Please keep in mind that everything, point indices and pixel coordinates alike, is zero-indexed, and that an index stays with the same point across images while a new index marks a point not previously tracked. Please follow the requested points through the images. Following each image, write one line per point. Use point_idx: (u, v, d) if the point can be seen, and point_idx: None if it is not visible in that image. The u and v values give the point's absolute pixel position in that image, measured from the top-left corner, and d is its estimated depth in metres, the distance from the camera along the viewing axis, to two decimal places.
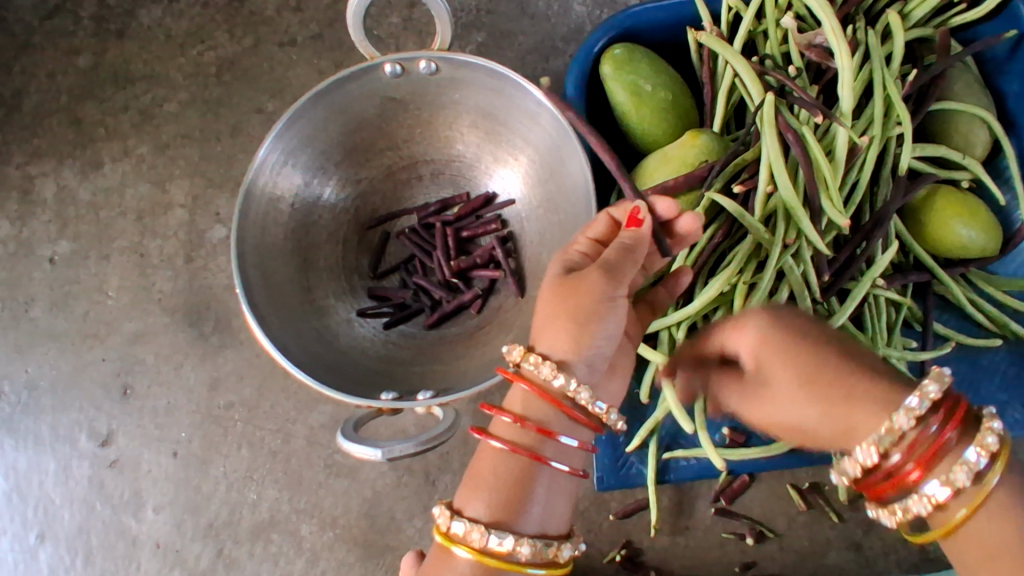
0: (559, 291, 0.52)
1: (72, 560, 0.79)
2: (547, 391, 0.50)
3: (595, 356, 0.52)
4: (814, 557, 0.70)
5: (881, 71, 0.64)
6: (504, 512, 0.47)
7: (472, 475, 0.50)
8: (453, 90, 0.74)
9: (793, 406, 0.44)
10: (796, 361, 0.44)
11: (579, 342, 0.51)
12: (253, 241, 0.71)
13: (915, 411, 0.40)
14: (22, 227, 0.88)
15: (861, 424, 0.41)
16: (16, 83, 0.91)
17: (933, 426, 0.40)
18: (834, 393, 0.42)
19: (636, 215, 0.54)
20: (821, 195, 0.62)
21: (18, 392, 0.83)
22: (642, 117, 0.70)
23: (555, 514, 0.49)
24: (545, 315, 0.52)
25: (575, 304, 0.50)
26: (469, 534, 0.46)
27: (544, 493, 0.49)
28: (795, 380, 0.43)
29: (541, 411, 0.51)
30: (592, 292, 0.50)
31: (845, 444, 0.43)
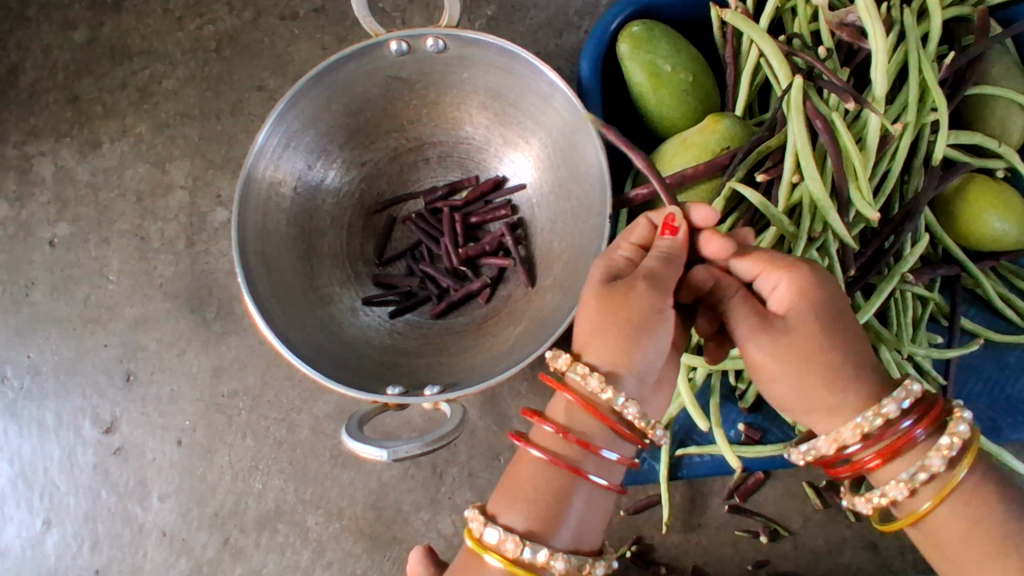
0: (604, 304, 0.47)
1: (79, 547, 0.78)
2: (594, 404, 0.47)
3: (646, 368, 0.48)
4: (828, 556, 0.69)
5: (916, 52, 0.60)
6: (540, 525, 0.45)
7: (508, 481, 0.47)
8: (462, 69, 0.71)
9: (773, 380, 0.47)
10: (797, 358, 0.45)
11: (631, 357, 0.47)
12: (254, 227, 0.68)
13: (883, 412, 0.44)
14: (21, 209, 0.86)
15: (845, 401, 0.45)
16: (11, 59, 0.88)
17: (901, 424, 0.44)
18: (812, 372, 0.45)
19: (672, 222, 0.50)
20: (850, 185, 0.58)
21: (21, 377, 0.82)
22: (660, 99, 0.66)
23: (593, 529, 0.47)
24: (590, 325, 0.48)
25: (624, 317, 0.47)
26: (502, 543, 0.44)
27: (581, 508, 0.46)
28: (788, 365, 0.45)
29: (586, 423, 0.47)
30: (641, 303, 0.46)
31: (823, 420, 0.46)
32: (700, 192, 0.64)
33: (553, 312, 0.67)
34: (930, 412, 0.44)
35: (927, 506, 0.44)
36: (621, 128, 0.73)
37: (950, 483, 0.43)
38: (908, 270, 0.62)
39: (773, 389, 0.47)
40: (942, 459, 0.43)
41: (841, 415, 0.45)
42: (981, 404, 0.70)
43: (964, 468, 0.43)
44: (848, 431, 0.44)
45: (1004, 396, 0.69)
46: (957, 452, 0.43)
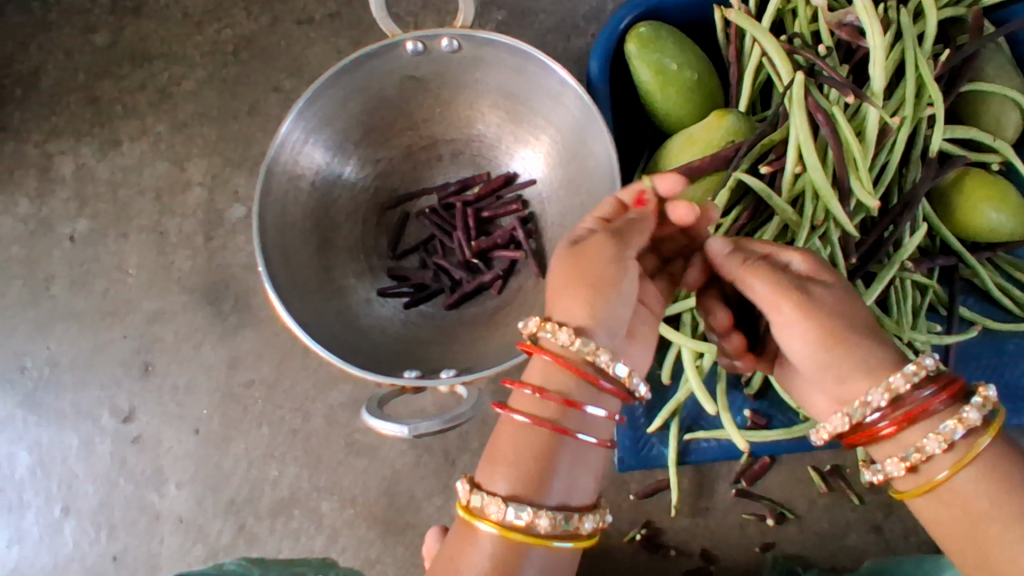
0: (572, 261, 0.50)
1: (95, 535, 0.79)
2: (568, 358, 0.48)
3: (614, 321, 0.49)
4: (835, 539, 0.70)
5: (913, 51, 0.63)
6: (526, 488, 0.46)
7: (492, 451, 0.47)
8: (475, 69, 0.73)
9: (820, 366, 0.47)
10: (830, 337, 0.46)
11: (596, 309, 0.48)
12: (274, 219, 0.71)
13: (909, 378, 0.44)
14: (41, 205, 0.88)
15: (882, 364, 0.46)
16: (32, 61, 0.90)
17: (921, 393, 0.44)
18: (858, 341, 0.46)
19: (641, 196, 0.52)
20: (850, 176, 0.61)
21: (40, 369, 0.84)
22: (667, 97, 0.69)
23: (582, 487, 0.47)
24: (558, 288, 0.50)
25: (588, 277, 0.49)
26: (488, 506, 0.45)
27: (569, 465, 0.47)
28: (829, 334, 0.46)
29: (561, 381, 0.48)
30: (609, 262, 0.49)
31: (851, 371, 0.46)
32: (704, 185, 0.66)
33: None
34: (952, 386, 0.45)
35: (945, 474, 0.44)
36: (629, 127, 0.75)
37: (970, 451, 0.43)
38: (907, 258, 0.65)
39: (804, 345, 0.47)
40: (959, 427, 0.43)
41: (872, 378, 0.46)
42: None
43: (986, 438, 0.43)
44: (878, 396, 0.45)
45: (1002, 381, 0.71)
46: (978, 417, 0.43)
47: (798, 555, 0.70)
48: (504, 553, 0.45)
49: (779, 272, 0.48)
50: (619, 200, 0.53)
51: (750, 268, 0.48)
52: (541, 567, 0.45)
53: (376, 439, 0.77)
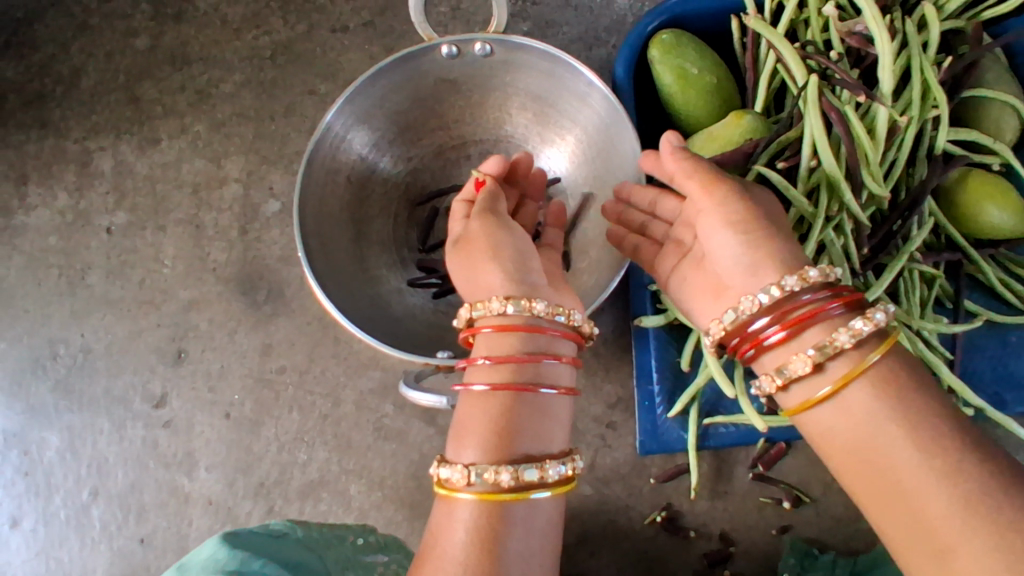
0: (462, 254, 0.58)
1: (124, 517, 0.81)
2: (505, 323, 0.53)
3: (529, 280, 0.55)
4: (849, 522, 0.73)
5: (919, 56, 0.67)
6: (490, 449, 0.49)
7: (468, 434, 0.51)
8: (505, 72, 0.78)
9: (734, 242, 0.55)
10: (747, 216, 0.55)
11: (507, 268, 0.55)
12: (313, 208, 0.74)
13: (803, 281, 0.51)
14: (80, 199, 0.91)
15: (782, 252, 0.54)
16: (76, 63, 0.94)
17: (818, 300, 0.51)
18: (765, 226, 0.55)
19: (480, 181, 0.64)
20: (862, 170, 0.65)
21: (73, 355, 0.86)
22: (689, 98, 0.74)
23: (552, 432, 0.51)
24: (462, 276, 0.58)
25: (471, 251, 0.57)
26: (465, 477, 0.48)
27: (533, 414, 0.50)
28: (742, 211, 0.55)
29: (507, 346, 0.52)
30: (488, 232, 0.57)
31: (757, 258, 0.54)
32: None
33: (590, 288, 0.73)
34: (849, 298, 0.51)
35: (828, 386, 0.50)
36: (650, 129, 0.80)
37: (860, 361, 0.49)
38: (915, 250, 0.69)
39: (721, 230, 0.55)
40: (840, 337, 0.49)
41: (765, 274, 0.53)
42: (985, 380, 0.75)
43: (874, 353, 0.49)
44: (777, 295, 0.51)
45: (1007, 371, 0.75)
46: (868, 322, 0.49)
47: (813, 538, 0.73)
48: (485, 518, 0.47)
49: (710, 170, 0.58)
50: (464, 199, 0.64)
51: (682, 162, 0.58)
52: (525, 518, 0.48)
53: (404, 424, 0.79)
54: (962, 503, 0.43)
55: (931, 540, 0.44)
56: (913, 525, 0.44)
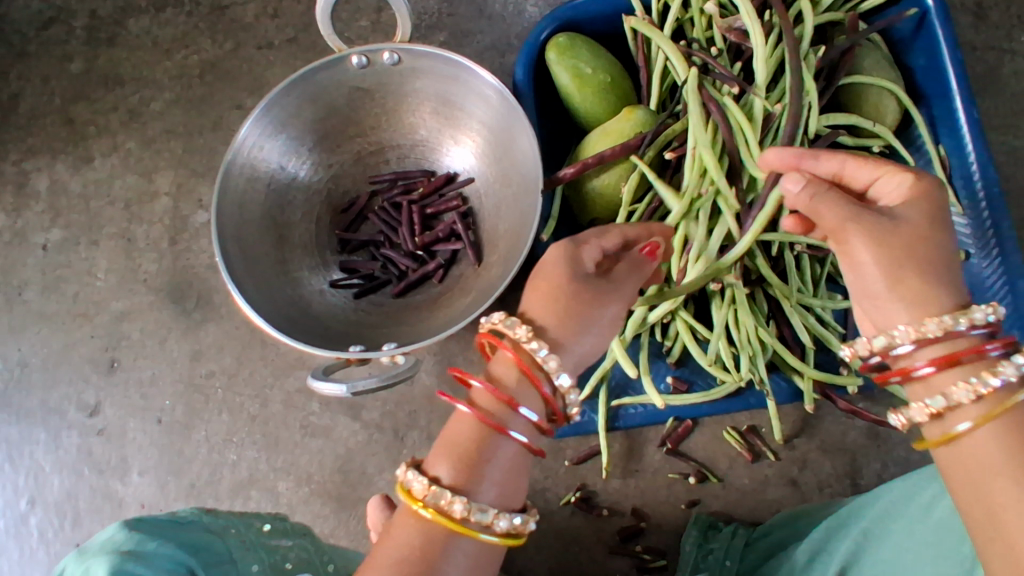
0: (551, 288, 0.51)
1: (61, 523, 0.83)
2: (529, 363, 0.48)
3: (580, 355, 0.52)
4: (755, 493, 0.76)
5: (791, 49, 0.72)
6: (467, 479, 0.45)
7: (445, 438, 0.47)
8: (414, 79, 0.81)
9: (866, 276, 0.46)
10: (874, 254, 0.45)
11: (573, 335, 0.51)
12: (231, 216, 0.78)
13: (945, 323, 0.44)
14: (17, 218, 0.94)
15: (911, 293, 0.45)
16: (12, 88, 0.97)
17: (966, 337, 0.44)
18: (907, 262, 0.45)
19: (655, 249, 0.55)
20: (742, 153, 0.70)
21: (11, 369, 0.89)
22: (585, 97, 0.77)
23: (514, 489, 0.46)
24: (546, 312, 0.50)
25: (565, 293, 0.50)
26: (449, 503, 0.43)
27: (504, 467, 0.46)
28: (879, 251, 0.45)
29: (515, 382, 0.48)
30: (604, 309, 0.52)
31: (894, 296, 0.45)
32: (618, 171, 0.74)
33: (497, 280, 0.76)
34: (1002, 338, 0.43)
35: (966, 426, 0.42)
36: (555, 128, 0.84)
37: (1003, 404, 0.41)
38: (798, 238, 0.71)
39: (869, 274, 0.46)
40: (1000, 374, 0.42)
41: (916, 315, 0.45)
42: None
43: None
44: (908, 330, 0.44)
45: None
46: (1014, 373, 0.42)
47: (721, 510, 0.76)
48: (437, 541, 0.43)
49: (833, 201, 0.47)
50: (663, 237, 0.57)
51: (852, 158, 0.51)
52: (468, 562, 0.44)
53: (330, 420, 0.82)
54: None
55: (996, 530, 0.39)
56: (1006, 548, 0.38)
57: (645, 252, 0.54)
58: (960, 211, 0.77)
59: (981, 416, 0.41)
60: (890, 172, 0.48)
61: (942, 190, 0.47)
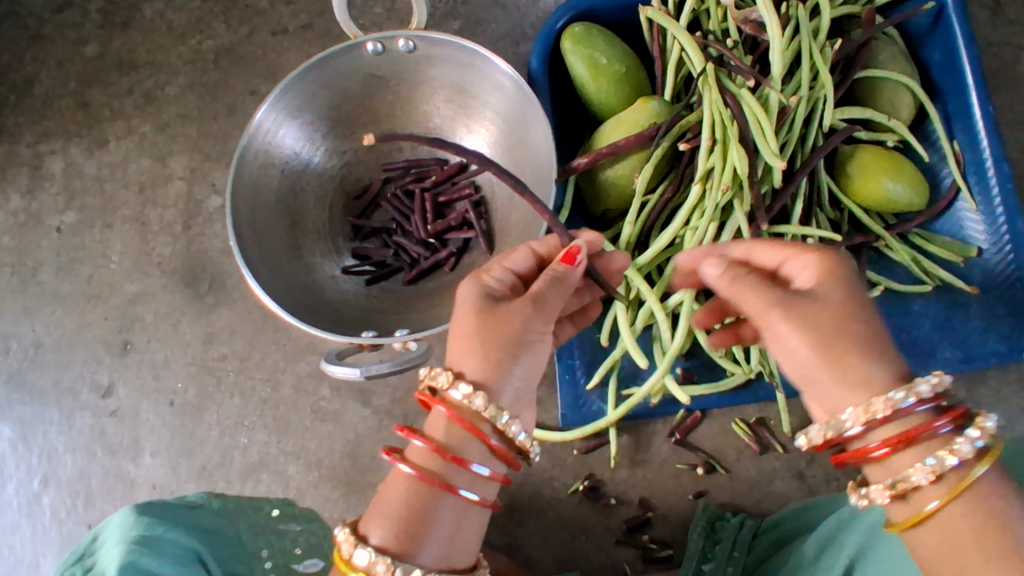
0: (480, 319, 0.52)
1: (74, 502, 0.84)
2: (464, 418, 0.51)
3: (515, 386, 0.53)
4: (762, 485, 0.76)
5: (807, 42, 0.71)
6: (404, 542, 0.48)
7: (386, 492, 0.50)
8: (429, 67, 0.81)
9: (799, 357, 0.49)
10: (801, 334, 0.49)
11: (501, 366, 0.52)
12: (246, 201, 0.78)
13: (895, 401, 0.46)
14: (32, 200, 0.94)
15: (857, 371, 0.47)
16: (28, 71, 0.97)
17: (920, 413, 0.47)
18: (838, 340, 0.48)
19: (572, 254, 0.56)
20: (757, 140, 0.69)
21: (24, 350, 0.89)
22: (600, 87, 0.77)
23: (459, 543, 0.50)
24: (464, 340, 0.52)
25: (482, 322, 0.52)
26: (374, 564, 0.47)
27: (446, 525, 0.49)
28: (803, 331, 0.48)
29: (458, 437, 0.51)
30: (522, 326, 0.52)
31: (828, 375, 0.48)
32: (632, 161, 0.74)
33: None
34: (951, 409, 0.47)
35: (935, 504, 0.45)
36: (568, 118, 0.84)
37: (964, 481, 0.45)
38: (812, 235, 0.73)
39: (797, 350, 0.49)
40: (957, 454, 0.45)
41: (858, 396, 0.48)
42: None
43: (982, 465, 0.45)
44: (859, 414, 0.47)
45: (911, 337, 0.78)
46: (970, 449, 0.45)
47: (728, 501, 0.76)
48: None
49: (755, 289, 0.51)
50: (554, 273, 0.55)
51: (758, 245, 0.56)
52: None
53: (340, 405, 0.83)
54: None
55: None
56: None
57: (562, 259, 0.56)
58: (973, 207, 0.77)
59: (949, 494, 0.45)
60: (796, 253, 0.52)
61: (848, 265, 0.51)
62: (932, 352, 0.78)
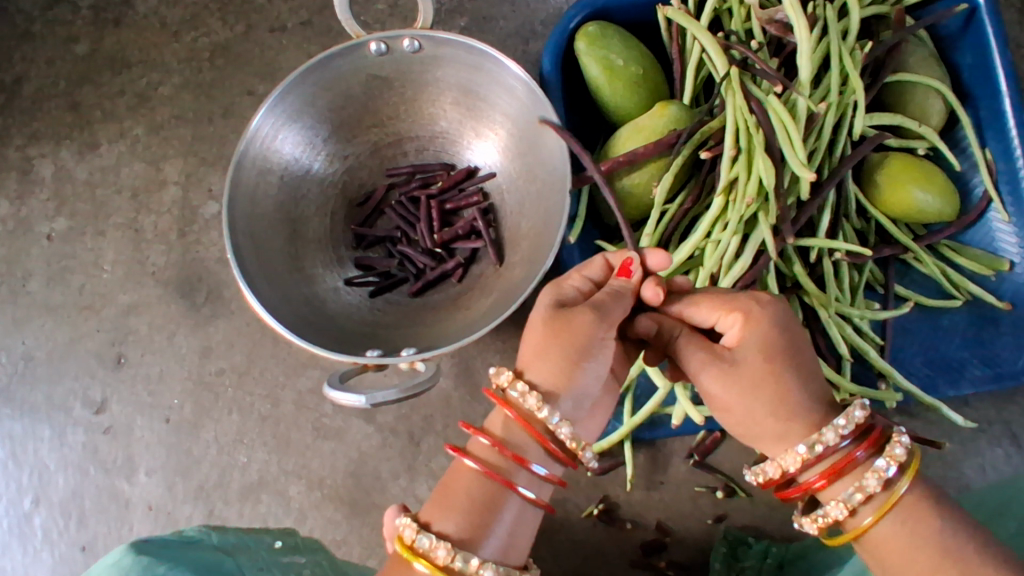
0: (549, 327, 0.49)
1: (66, 524, 0.82)
2: (527, 418, 0.48)
3: (582, 392, 0.50)
4: (783, 509, 0.73)
5: (837, 44, 0.67)
6: (468, 532, 0.45)
7: (445, 490, 0.48)
8: (436, 68, 0.77)
9: (724, 417, 0.49)
10: (725, 400, 0.48)
11: (569, 377, 0.49)
12: (243, 210, 0.74)
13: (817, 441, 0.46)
14: (21, 206, 0.91)
15: (778, 430, 0.47)
16: (16, 70, 0.93)
17: (842, 447, 0.46)
18: (757, 406, 0.47)
19: (627, 266, 0.54)
20: (785, 148, 0.65)
21: (15, 363, 0.86)
22: (615, 90, 0.73)
23: (520, 542, 0.46)
24: (534, 347, 0.50)
25: (552, 330, 0.49)
26: (434, 549, 0.43)
27: (509, 520, 0.46)
28: (726, 397, 0.48)
29: (519, 437, 0.49)
30: (587, 331, 0.49)
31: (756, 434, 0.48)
32: (649, 170, 0.70)
33: (519, 283, 0.73)
34: (869, 436, 0.46)
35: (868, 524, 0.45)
36: (582, 122, 0.80)
37: (889, 501, 0.45)
38: (839, 248, 0.69)
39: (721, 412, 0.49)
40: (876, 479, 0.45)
41: (785, 443, 0.48)
42: (917, 364, 0.75)
43: (902, 483, 0.44)
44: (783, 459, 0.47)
45: (939, 354, 0.75)
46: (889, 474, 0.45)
47: (747, 525, 0.73)
48: None
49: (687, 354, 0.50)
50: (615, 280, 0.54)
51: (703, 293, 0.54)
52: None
53: (343, 423, 0.80)
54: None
55: None
56: None
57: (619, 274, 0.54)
58: (1005, 219, 0.73)
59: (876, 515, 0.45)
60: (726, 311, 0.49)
61: (778, 318, 0.48)
62: (960, 370, 0.74)
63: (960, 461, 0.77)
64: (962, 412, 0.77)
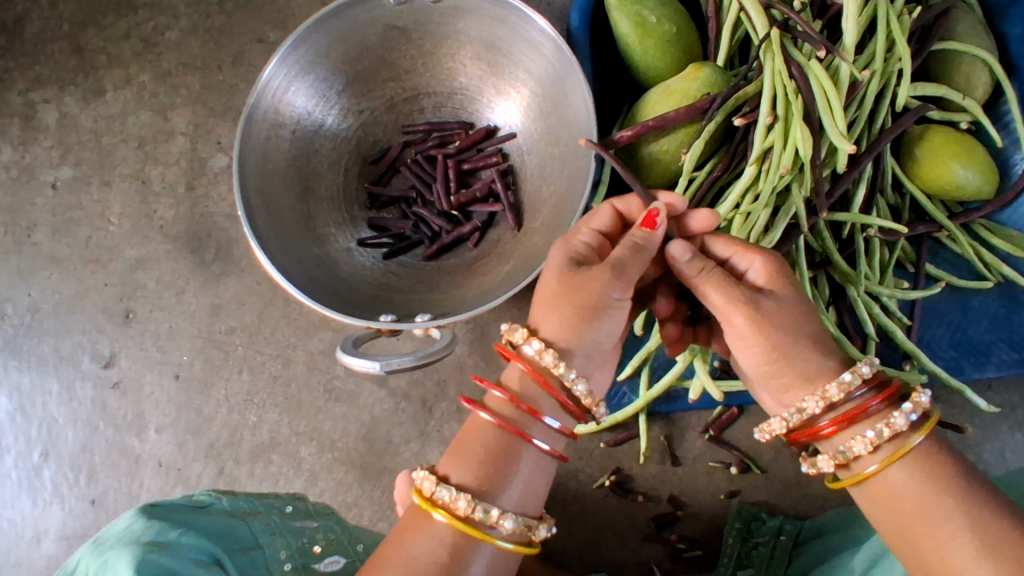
0: (563, 282, 0.47)
1: (76, 477, 0.82)
2: (543, 373, 0.46)
3: (596, 347, 0.47)
4: (797, 487, 0.73)
5: (885, 7, 0.62)
6: (486, 482, 0.43)
7: (460, 444, 0.45)
8: (457, 19, 0.73)
9: (746, 352, 0.46)
10: (757, 338, 0.45)
11: (582, 334, 0.46)
12: (254, 165, 0.71)
13: (845, 386, 0.43)
14: (25, 152, 0.88)
15: (809, 364, 0.45)
16: (18, 10, 0.89)
17: (858, 395, 0.44)
18: (793, 340, 0.45)
19: (652, 217, 0.49)
20: (824, 117, 0.61)
21: (21, 315, 0.85)
22: (646, 49, 0.69)
23: (535, 494, 0.44)
24: (547, 302, 0.47)
25: (569, 284, 0.47)
26: (452, 501, 0.42)
27: (526, 473, 0.44)
28: (767, 331, 0.45)
29: (533, 391, 0.46)
30: (601, 290, 0.46)
31: (786, 372, 0.45)
32: (680, 135, 0.67)
33: (538, 252, 0.70)
34: (889, 387, 0.44)
35: (875, 468, 0.43)
36: (608, 82, 0.77)
37: (902, 448, 0.42)
38: (872, 225, 0.65)
39: (752, 348, 0.46)
40: (891, 428, 0.42)
41: (812, 386, 0.45)
42: (944, 346, 0.73)
43: (917, 435, 0.42)
44: (814, 402, 0.44)
45: (966, 337, 0.73)
46: (905, 423, 0.42)
47: (761, 501, 0.73)
48: (455, 552, 0.42)
49: (718, 292, 0.47)
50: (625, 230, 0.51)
51: (705, 274, 0.47)
52: (486, 567, 0.42)
53: (355, 386, 0.79)
54: (973, 527, 0.38)
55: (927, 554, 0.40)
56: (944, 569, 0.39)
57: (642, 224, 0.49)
58: None
59: (882, 463, 0.42)
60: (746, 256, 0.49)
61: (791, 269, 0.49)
62: (986, 354, 0.73)
63: (978, 444, 0.77)
64: (984, 395, 0.76)
